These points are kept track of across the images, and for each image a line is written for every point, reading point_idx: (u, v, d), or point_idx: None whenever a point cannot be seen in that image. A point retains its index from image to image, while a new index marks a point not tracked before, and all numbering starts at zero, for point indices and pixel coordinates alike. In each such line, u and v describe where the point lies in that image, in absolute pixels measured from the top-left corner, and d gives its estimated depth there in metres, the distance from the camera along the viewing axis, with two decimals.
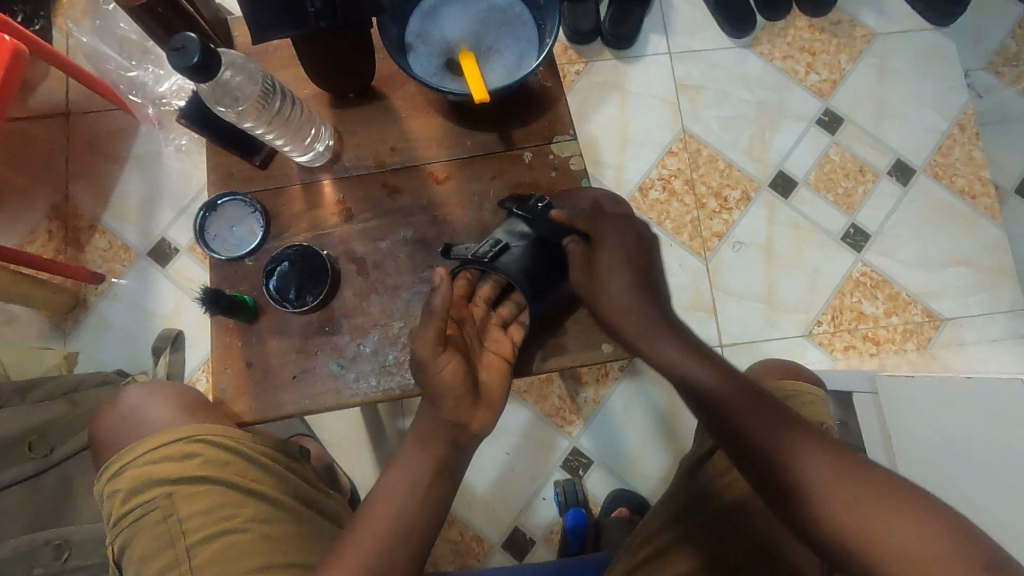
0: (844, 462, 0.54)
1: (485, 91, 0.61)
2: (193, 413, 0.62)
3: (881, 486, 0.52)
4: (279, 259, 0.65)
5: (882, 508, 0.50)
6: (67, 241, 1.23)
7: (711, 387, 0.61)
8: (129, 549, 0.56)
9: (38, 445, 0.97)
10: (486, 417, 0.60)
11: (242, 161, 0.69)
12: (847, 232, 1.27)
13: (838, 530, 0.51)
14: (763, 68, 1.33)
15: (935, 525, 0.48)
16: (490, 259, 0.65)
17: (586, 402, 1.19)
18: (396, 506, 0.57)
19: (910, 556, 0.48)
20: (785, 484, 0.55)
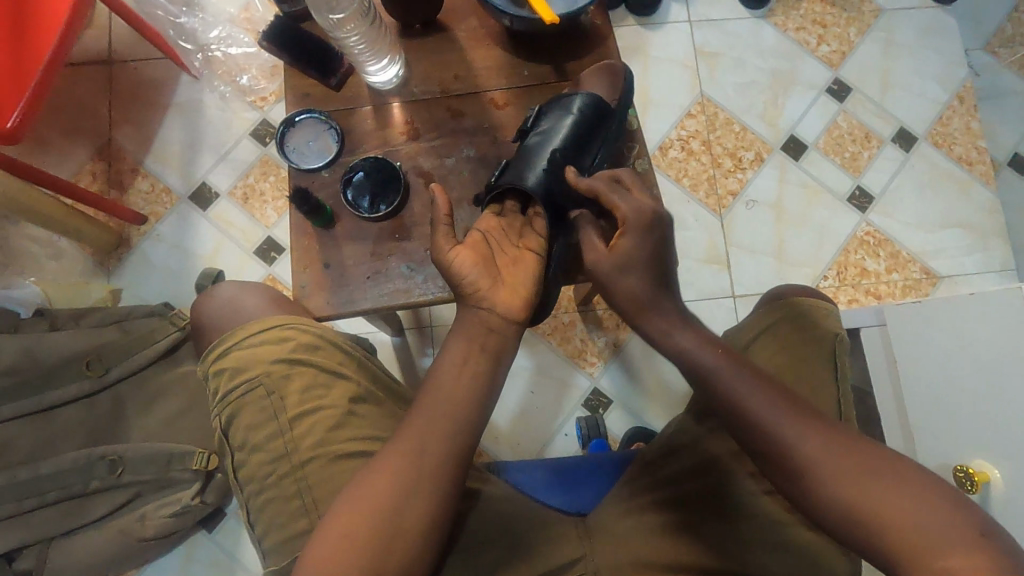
0: (848, 448, 0.52)
1: (552, 14, 0.69)
2: (279, 304, 0.68)
3: (887, 471, 0.50)
4: (354, 168, 0.72)
5: (882, 492, 0.49)
6: (110, 183, 1.27)
7: (722, 379, 0.58)
8: (235, 421, 0.63)
9: (95, 364, 1.03)
10: (511, 297, 0.61)
11: (318, 83, 0.75)
12: (853, 194, 1.35)
13: (842, 508, 0.50)
14: (778, 38, 1.41)
15: (936, 500, 0.48)
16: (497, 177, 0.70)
17: (607, 346, 1.26)
18: (456, 382, 0.57)
19: (913, 539, 0.47)
20: (794, 466, 0.53)
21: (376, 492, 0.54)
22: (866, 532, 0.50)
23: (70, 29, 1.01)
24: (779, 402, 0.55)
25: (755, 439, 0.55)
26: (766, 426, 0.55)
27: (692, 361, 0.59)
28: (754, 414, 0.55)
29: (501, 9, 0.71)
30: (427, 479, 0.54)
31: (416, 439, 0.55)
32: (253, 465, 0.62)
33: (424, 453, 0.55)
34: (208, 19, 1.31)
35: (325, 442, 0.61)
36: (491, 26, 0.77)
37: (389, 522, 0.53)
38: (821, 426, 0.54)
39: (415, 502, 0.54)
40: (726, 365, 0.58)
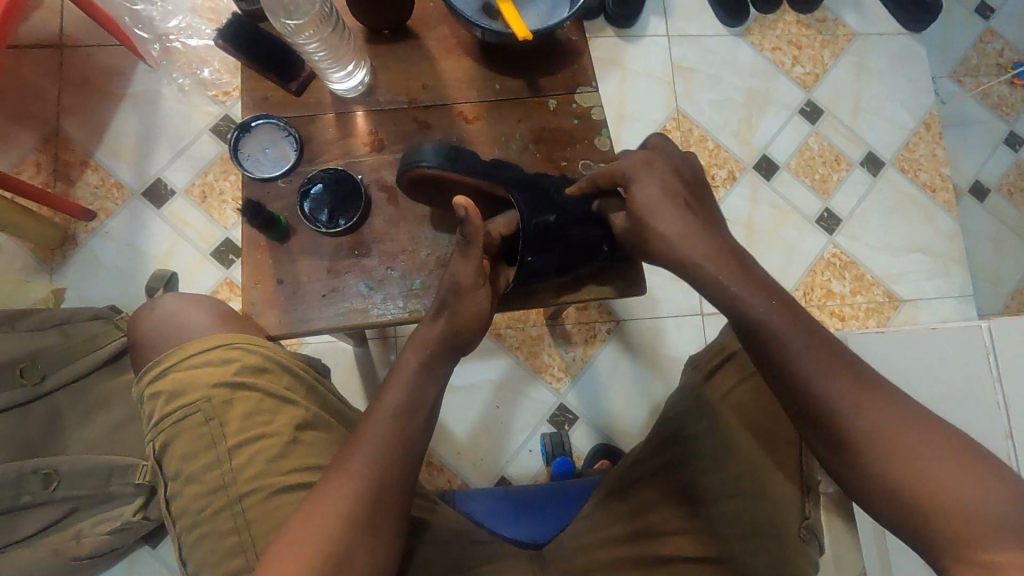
0: (915, 425, 0.51)
1: (526, 30, 0.66)
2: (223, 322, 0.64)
3: (958, 453, 0.49)
4: (313, 180, 0.69)
5: (936, 470, 0.49)
6: (56, 175, 1.20)
7: (782, 336, 0.55)
8: (169, 450, 0.58)
9: (30, 371, 0.96)
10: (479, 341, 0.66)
11: (278, 87, 0.71)
12: (821, 215, 1.36)
13: (888, 478, 0.50)
14: (754, 57, 1.41)
15: (991, 484, 0.47)
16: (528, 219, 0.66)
17: (576, 361, 1.24)
18: (396, 407, 0.57)
19: (965, 522, 0.47)
20: (845, 435, 0.52)
21: (322, 524, 0.50)
22: (915, 511, 0.49)
23: (6, 23, 0.93)
24: (834, 359, 0.54)
25: (808, 402, 0.54)
26: (819, 392, 0.53)
27: (749, 311, 0.57)
28: (811, 377, 0.54)
29: (474, 23, 0.68)
30: (380, 507, 0.53)
31: (363, 467, 0.53)
32: (186, 497, 0.58)
33: (374, 484, 0.53)
34: (167, 8, 1.24)
35: (268, 472, 0.58)
36: (463, 36, 0.75)
37: (338, 557, 0.50)
38: (879, 391, 0.53)
39: (370, 531, 0.52)
40: (790, 324, 0.56)
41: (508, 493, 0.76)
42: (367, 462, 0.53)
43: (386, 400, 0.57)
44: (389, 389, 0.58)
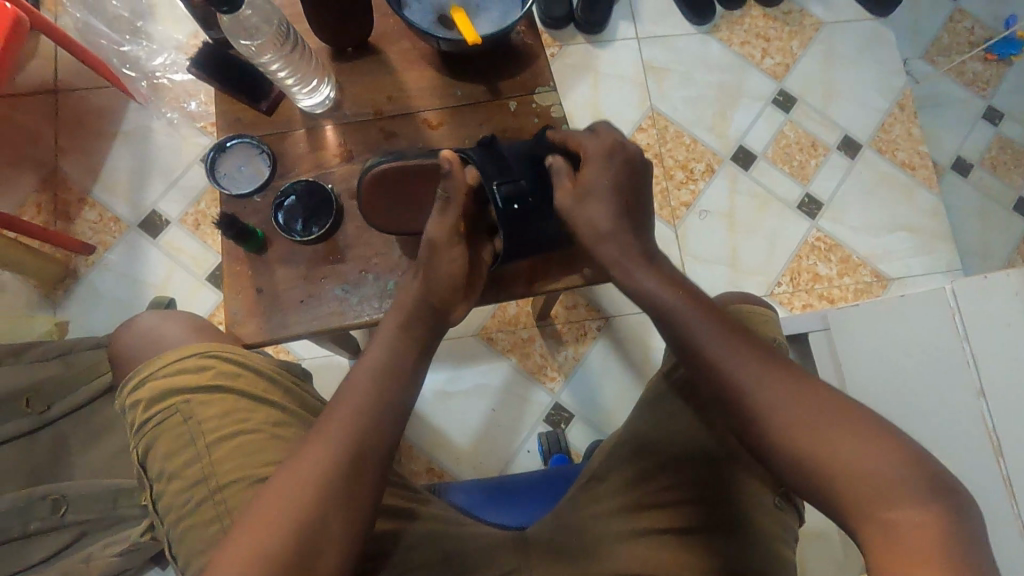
0: (807, 396, 0.54)
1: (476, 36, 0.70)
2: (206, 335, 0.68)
3: (847, 418, 0.52)
4: (286, 192, 0.72)
5: (836, 441, 0.51)
6: (56, 214, 1.25)
7: (685, 323, 0.60)
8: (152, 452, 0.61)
9: (35, 401, 1.00)
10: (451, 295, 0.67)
11: (249, 108, 0.75)
12: (802, 201, 1.37)
13: (794, 456, 0.53)
14: (723, 52, 1.44)
15: (876, 439, 0.50)
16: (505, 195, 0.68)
17: (567, 359, 1.26)
18: (373, 370, 0.60)
19: (862, 489, 0.49)
20: (750, 415, 0.55)
21: (308, 467, 0.54)
22: (820, 483, 0.52)
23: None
24: (736, 342, 0.58)
25: (713, 383, 0.58)
26: (724, 369, 0.57)
27: (656, 303, 0.63)
28: (715, 361, 0.58)
29: (430, 33, 0.72)
30: (367, 446, 0.56)
31: (332, 442, 0.55)
32: (170, 494, 0.61)
33: (357, 437, 0.56)
34: (152, 47, 1.31)
35: (245, 464, 0.60)
36: (423, 48, 0.78)
37: (321, 496, 0.53)
38: (783, 369, 0.56)
39: (355, 482, 0.54)
40: (690, 310, 0.61)
41: (500, 484, 0.79)
42: (330, 444, 0.55)
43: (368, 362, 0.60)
44: (359, 368, 0.60)
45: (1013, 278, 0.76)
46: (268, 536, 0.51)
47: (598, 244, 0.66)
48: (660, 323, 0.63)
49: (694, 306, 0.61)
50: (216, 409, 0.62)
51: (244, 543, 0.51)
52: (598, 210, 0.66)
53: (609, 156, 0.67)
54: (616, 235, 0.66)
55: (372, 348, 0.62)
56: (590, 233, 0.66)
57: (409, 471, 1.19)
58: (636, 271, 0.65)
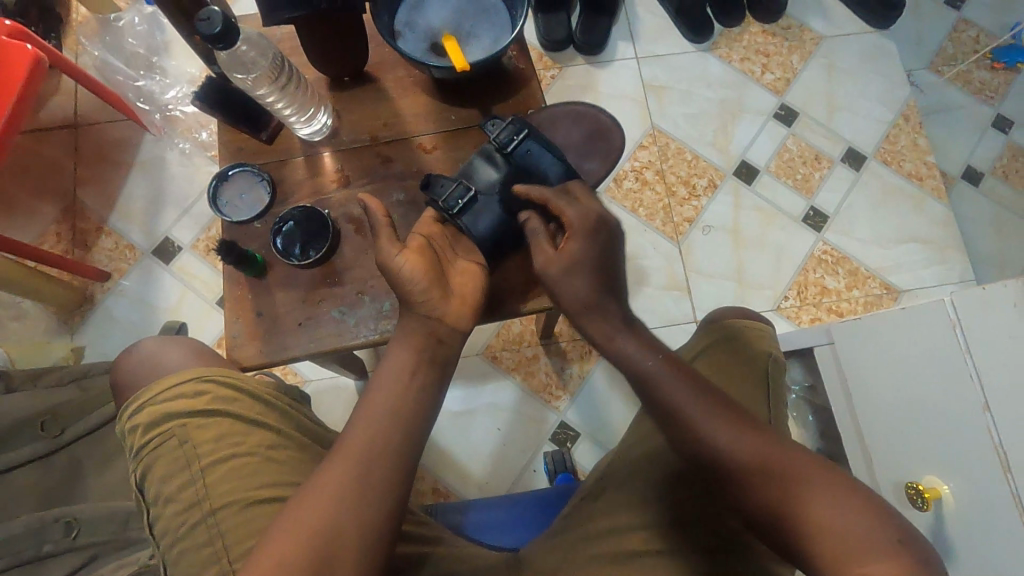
0: (785, 453, 0.59)
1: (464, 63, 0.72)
2: (207, 360, 0.70)
3: (821, 476, 0.57)
4: (284, 218, 0.74)
5: (809, 495, 0.55)
6: (75, 243, 1.29)
7: (665, 386, 0.65)
8: (149, 474, 0.63)
9: (50, 424, 1.02)
10: (461, 308, 0.66)
11: (250, 137, 0.77)
12: (807, 214, 1.36)
13: (771, 510, 0.57)
14: (722, 69, 1.45)
15: (844, 493, 0.55)
16: (456, 207, 0.71)
17: (572, 377, 1.25)
18: (385, 389, 0.61)
19: (833, 543, 0.53)
20: (728, 471, 0.60)
21: (330, 481, 0.56)
22: (794, 537, 0.55)
23: (19, 110, 1.02)
24: (711, 405, 0.62)
25: (696, 447, 0.62)
26: (701, 429, 0.62)
27: (637, 367, 0.67)
28: (693, 421, 0.62)
29: (420, 63, 0.73)
30: (372, 484, 0.56)
31: (350, 455, 0.57)
32: (166, 517, 0.63)
33: (374, 454, 0.57)
34: (166, 81, 1.36)
35: (239, 487, 0.63)
36: (417, 75, 0.81)
37: (343, 514, 0.55)
38: (754, 430, 0.61)
39: (364, 497, 0.55)
40: (669, 370, 0.65)
41: (503, 505, 0.79)
42: (345, 462, 0.57)
43: (360, 428, 0.58)
44: (375, 384, 0.61)
45: (1011, 289, 0.73)
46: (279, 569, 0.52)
47: (583, 314, 0.69)
48: (641, 387, 0.67)
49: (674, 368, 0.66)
50: (211, 433, 0.64)
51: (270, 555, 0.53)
52: (579, 281, 0.69)
53: (592, 233, 0.69)
54: (599, 306, 0.69)
55: (367, 405, 0.60)
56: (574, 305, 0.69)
57: (416, 492, 1.19)
58: (615, 339, 0.68)
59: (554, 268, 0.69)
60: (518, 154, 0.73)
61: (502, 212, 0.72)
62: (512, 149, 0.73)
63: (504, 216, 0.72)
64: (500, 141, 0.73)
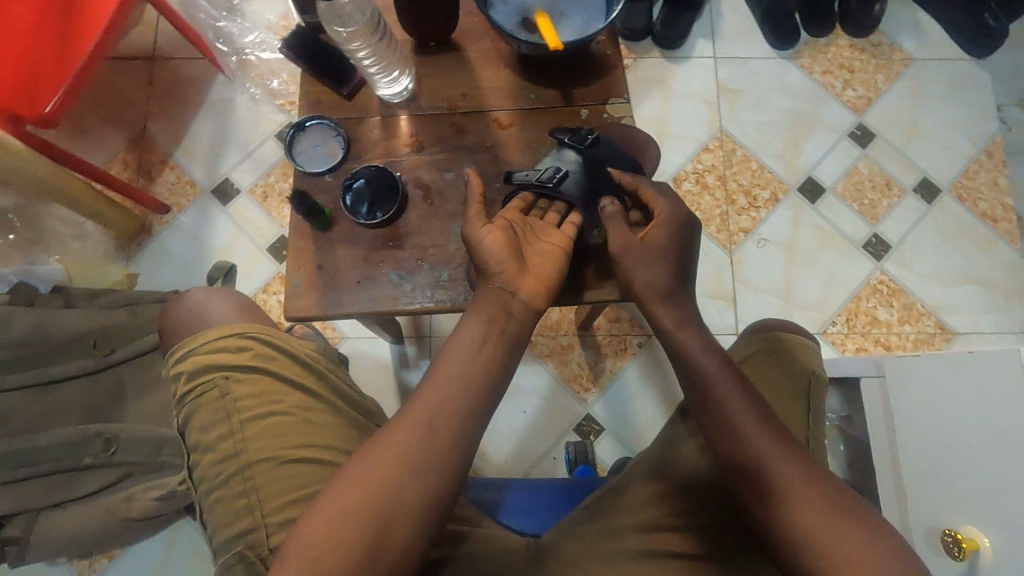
0: (820, 484, 0.59)
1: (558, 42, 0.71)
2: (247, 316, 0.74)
3: (849, 507, 0.57)
4: (356, 175, 0.74)
5: (835, 524, 0.56)
6: (139, 172, 1.33)
7: (715, 386, 0.65)
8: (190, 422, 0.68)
9: (102, 343, 1.06)
10: (535, 286, 0.64)
11: (331, 91, 0.77)
12: (869, 240, 1.32)
13: (801, 536, 0.57)
14: (803, 80, 1.40)
15: (878, 536, 0.55)
16: (553, 182, 0.71)
17: (604, 372, 1.25)
18: (459, 361, 0.61)
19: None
20: (765, 485, 0.60)
21: (394, 449, 0.56)
22: (813, 563, 0.56)
23: (108, 34, 1.04)
24: (760, 414, 0.63)
25: (736, 451, 0.62)
26: (743, 437, 0.62)
27: (692, 359, 0.67)
28: (738, 426, 0.63)
29: (512, 36, 0.72)
30: (427, 453, 0.57)
31: (419, 422, 0.57)
32: (206, 463, 0.67)
33: (438, 423, 0.58)
34: (245, 25, 1.37)
35: (274, 443, 0.66)
36: (502, 48, 0.79)
37: (407, 480, 0.56)
38: (795, 451, 0.61)
39: (426, 465, 0.56)
40: (725, 373, 0.66)
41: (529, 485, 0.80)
42: (408, 427, 0.57)
43: (416, 413, 0.58)
44: (450, 352, 0.61)
45: None
46: (331, 529, 0.54)
47: (657, 301, 0.69)
48: (691, 380, 0.67)
49: (729, 370, 0.66)
50: (250, 389, 0.67)
51: (322, 512, 0.55)
52: (655, 269, 0.69)
53: (678, 221, 0.69)
54: (671, 295, 0.69)
55: (437, 369, 0.60)
56: (649, 292, 0.69)
57: None
58: (682, 329, 0.69)
59: (632, 251, 0.68)
60: (599, 145, 0.73)
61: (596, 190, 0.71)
62: (591, 142, 0.73)
63: (597, 191, 0.71)
64: (574, 143, 0.71)
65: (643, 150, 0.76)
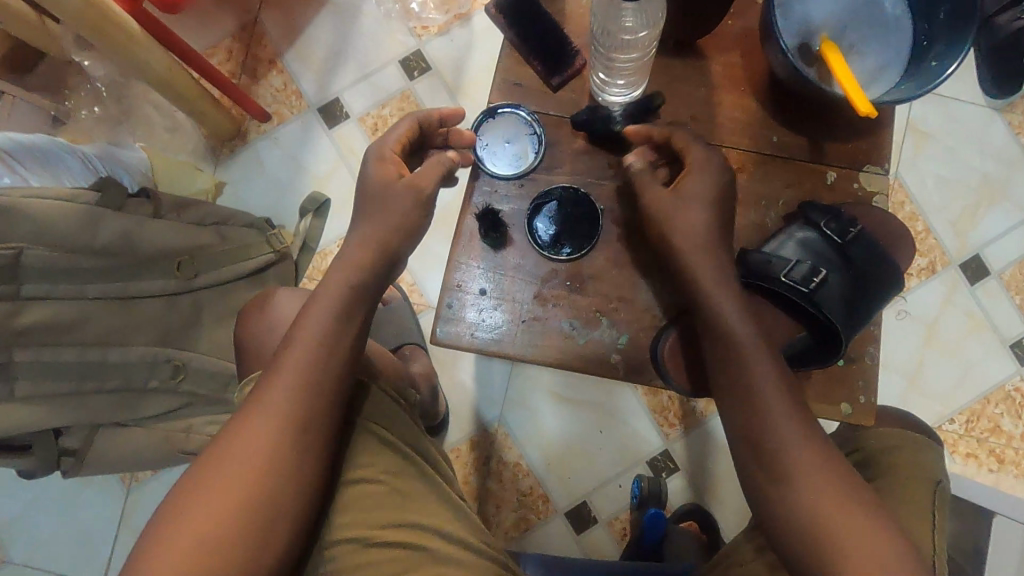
0: (823, 458, 0.56)
1: (870, 106, 0.54)
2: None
3: (846, 478, 0.55)
4: (549, 196, 0.70)
5: (835, 511, 0.53)
6: (243, 68, 1.18)
7: (732, 337, 0.60)
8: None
9: (186, 266, 0.97)
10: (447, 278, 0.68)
11: (538, 78, 0.71)
12: (1019, 341, 1.17)
13: (801, 508, 0.54)
14: (1007, 139, 1.20)
15: (848, 500, 0.55)
16: (807, 284, 0.64)
17: (694, 412, 1.15)
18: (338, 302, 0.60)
19: (849, 547, 0.52)
20: (760, 443, 0.57)
21: (282, 377, 0.57)
22: (807, 534, 0.54)
23: None
24: (776, 373, 0.59)
25: (738, 405, 0.59)
26: (754, 397, 0.58)
27: (718, 312, 0.61)
28: (749, 387, 0.58)
29: (785, 45, 0.59)
30: (309, 376, 0.57)
31: (298, 361, 0.58)
32: None
33: (315, 354, 0.58)
34: None
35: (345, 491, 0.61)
36: (754, 69, 0.68)
37: (292, 413, 0.56)
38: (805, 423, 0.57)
39: (289, 390, 0.57)
40: (742, 323, 0.60)
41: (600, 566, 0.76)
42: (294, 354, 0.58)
43: (308, 338, 0.58)
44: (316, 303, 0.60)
45: None
46: (276, 441, 0.55)
47: (693, 254, 0.61)
48: (714, 337, 0.61)
49: (744, 320, 0.61)
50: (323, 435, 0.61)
51: (270, 417, 0.56)
52: (694, 214, 0.62)
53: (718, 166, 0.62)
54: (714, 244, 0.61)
55: (310, 308, 0.60)
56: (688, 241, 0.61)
57: (497, 457, 1.15)
58: (719, 291, 0.61)
59: (669, 200, 0.62)
60: (854, 243, 0.66)
61: (846, 296, 0.64)
62: (848, 237, 0.65)
63: (847, 293, 0.65)
64: (830, 232, 0.65)
65: (884, 224, 0.67)
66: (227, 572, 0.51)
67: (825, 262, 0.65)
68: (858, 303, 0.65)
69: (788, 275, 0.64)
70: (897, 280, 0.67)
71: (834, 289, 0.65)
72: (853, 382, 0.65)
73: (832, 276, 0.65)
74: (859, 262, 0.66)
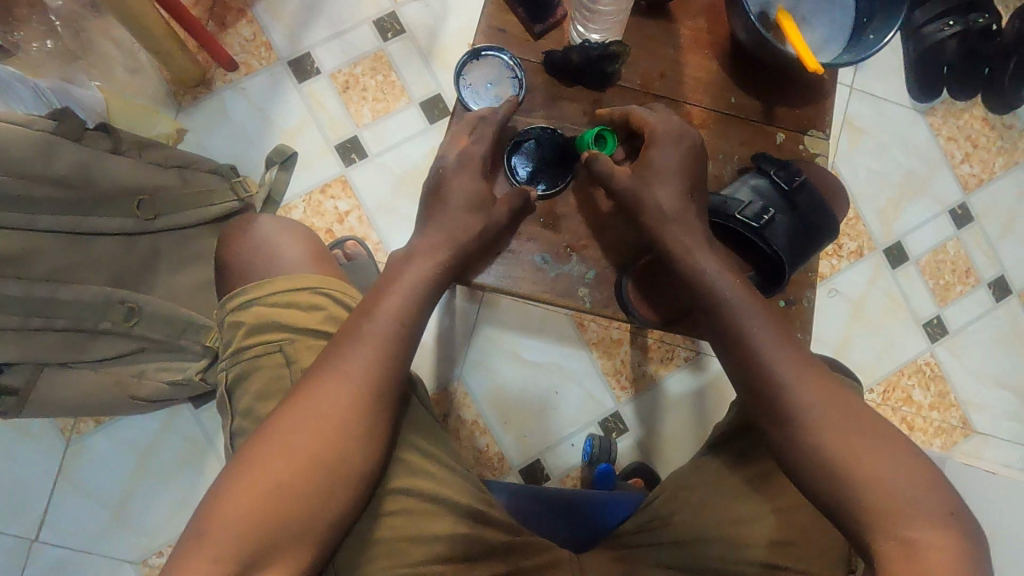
0: (863, 423, 0.57)
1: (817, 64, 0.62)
2: (317, 267, 0.74)
3: (886, 434, 0.57)
4: (527, 135, 0.74)
5: (878, 466, 0.55)
6: (211, 14, 1.16)
7: (743, 315, 0.63)
8: (242, 382, 0.67)
9: (146, 206, 0.95)
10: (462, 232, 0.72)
11: (521, 26, 0.76)
12: (931, 320, 1.31)
13: (831, 465, 0.56)
14: (927, 139, 1.34)
15: (917, 478, 0.54)
16: (758, 221, 0.69)
17: (645, 375, 1.22)
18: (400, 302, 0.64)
19: (887, 504, 0.54)
20: (785, 414, 0.59)
21: (349, 362, 0.60)
22: (841, 491, 0.55)
23: None
24: (798, 353, 0.61)
25: (757, 379, 0.61)
26: (775, 375, 0.60)
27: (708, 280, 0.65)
28: (768, 365, 0.61)
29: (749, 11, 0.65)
30: (373, 367, 0.60)
31: (362, 349, 0.61)
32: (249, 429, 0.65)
33: (379, 341, 0.61)
34: None
35: None
36: (716, 35, 0.75)
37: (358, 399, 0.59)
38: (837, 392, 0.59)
39: (354, 376, 0.60)
40: (746, 303, 0.63)
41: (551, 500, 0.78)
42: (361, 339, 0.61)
43: (369, 330, 0.62)
44: (384, 292, 0.64)
45: None
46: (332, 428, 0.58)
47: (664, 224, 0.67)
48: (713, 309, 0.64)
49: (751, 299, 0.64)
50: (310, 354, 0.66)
51: (324, 400, 0.59)
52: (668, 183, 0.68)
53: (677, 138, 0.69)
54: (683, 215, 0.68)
55: (377, 295, 0.64)
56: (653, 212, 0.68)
57: (457, 415, 1.17)
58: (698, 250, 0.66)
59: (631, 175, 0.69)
60: (801, 191, 0.72)
61: (796, 237, 0.70)
62: (795, 185, 0.72)
63: (796, 234, 0.70)
64: (777, 179, 0.71)
65: (822, 180, 0.75)
66: (273, 538, 0.53)
67: (773, 203, 0.71)
68: (802, 246, 0.71)
69: (739, 213, 0.69)
70: (833, 230, 0.73)
71: (783, 227, 0.70)
72: (793, 324, 0.74)
73: (783, 217, 0.71)
74: (809, 208, 0.72)
